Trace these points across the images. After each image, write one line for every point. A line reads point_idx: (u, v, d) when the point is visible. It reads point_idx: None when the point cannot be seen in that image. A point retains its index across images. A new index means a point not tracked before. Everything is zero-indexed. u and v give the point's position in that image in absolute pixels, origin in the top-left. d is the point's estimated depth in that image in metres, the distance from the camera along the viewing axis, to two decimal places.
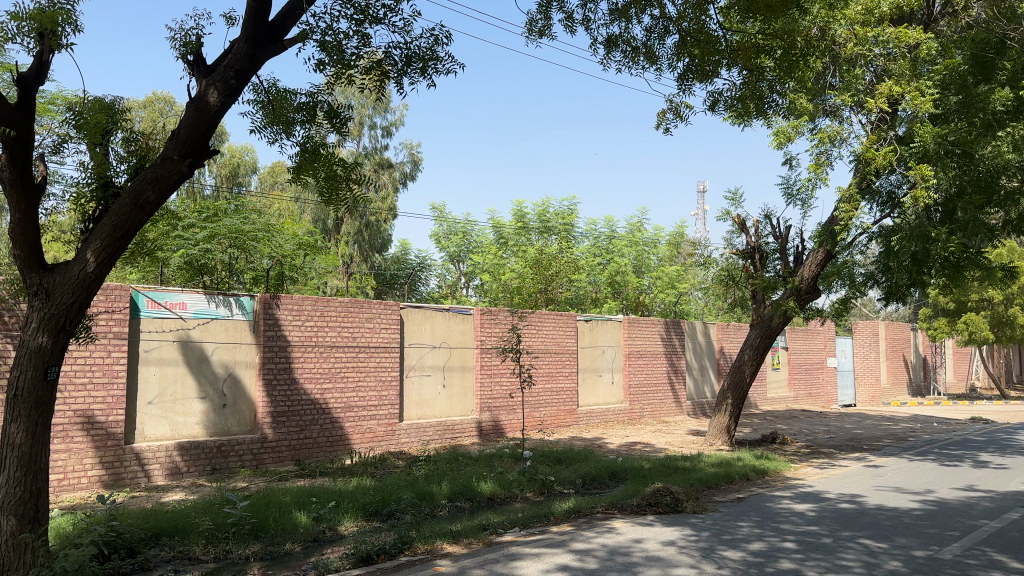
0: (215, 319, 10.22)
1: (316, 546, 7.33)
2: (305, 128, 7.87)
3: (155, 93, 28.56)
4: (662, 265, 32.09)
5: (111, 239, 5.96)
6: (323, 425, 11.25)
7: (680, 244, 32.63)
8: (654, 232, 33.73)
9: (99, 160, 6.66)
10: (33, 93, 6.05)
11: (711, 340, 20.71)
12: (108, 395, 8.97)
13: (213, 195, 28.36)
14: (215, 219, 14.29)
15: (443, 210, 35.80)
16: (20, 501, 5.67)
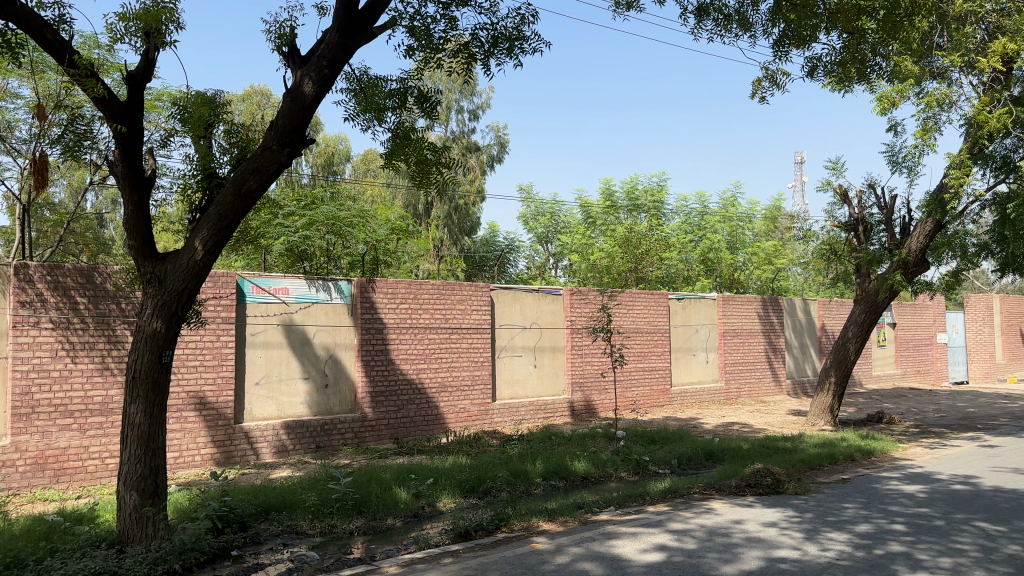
0: (316, 303, 10.56)
1: (416, 522, 7.53)
2: (396, 114, 7.98)
3: (252, 86, 29.60)
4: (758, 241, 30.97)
5: (218, 228, 6.25)
6: (419, 404, 11.50)
7: (776, 218, 31.59)
8: (748, 207, 32.65)
9: (203, 152, 6.96)
10: (141, 90, 6.38)
11: (812, 317, 20.07)
12: (219, 376, 9.40)
13: (310, 183, 29.19)
14: (312, 207, 14.62)
15: (530, 192, 35.73)
16: (141, 477, 6.05)
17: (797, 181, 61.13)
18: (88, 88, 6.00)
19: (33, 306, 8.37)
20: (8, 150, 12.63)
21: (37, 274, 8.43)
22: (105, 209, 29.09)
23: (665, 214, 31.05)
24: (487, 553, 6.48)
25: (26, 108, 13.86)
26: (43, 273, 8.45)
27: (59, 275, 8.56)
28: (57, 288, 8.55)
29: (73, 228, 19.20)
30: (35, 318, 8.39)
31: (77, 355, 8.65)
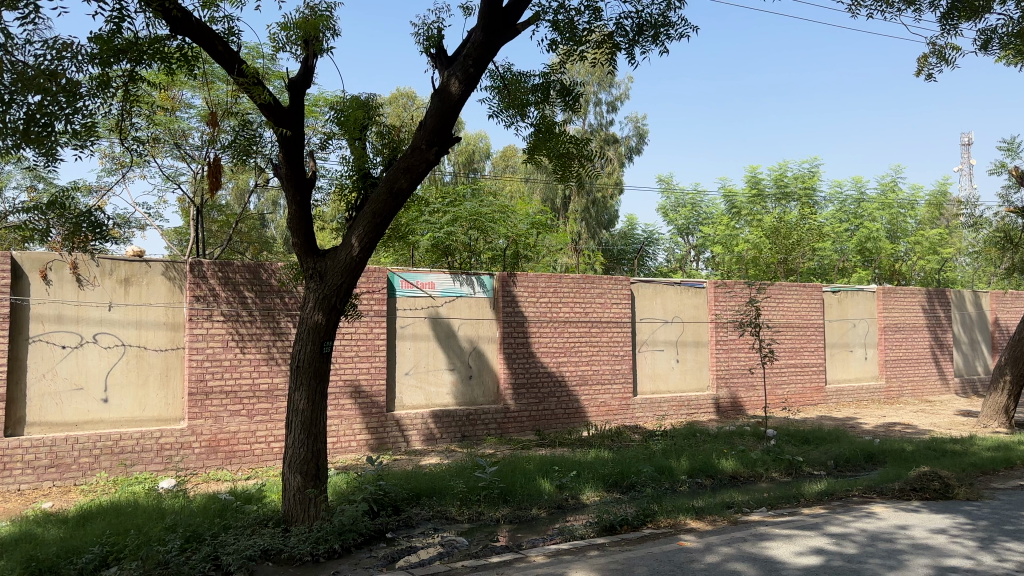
0: (460, 296, 10.87)
1: (561, 513, 7.61)
2: (538, 109, 8.08)
3: (398, 89, 30.80)
4: (923, 230, 28.35)
5: (372, 225, 6.54)
6: (560, 397, 11.59)
7: (942, 204, 29.40)
8: (910, 193, 30.52)
9: (358, 153, 7.30)
10: (301, 96, 6.76)
11: (984, 311, 18.62)
12: (371, 366, 9.86)
13: (452, 181, 30.04)
14: (456, 204, 15.01)
15: (670, 183, 35.12)
16: (304, 461, 6.45)
17: (964, 163, 56.37)
18: (255, 95, 6.40)
19: (206, 300, 9.09)
20: (184, 156, 13.74)
21: (210, 270, 9.14)
22: (266, 210, 31.17)
23: (818, 201, 29.71)
24: (634, 548, 6.45)
25: (200, 117, 15.05)
26: (214, 270, 9.16)
27: (229, 271, 9.25)
28: (228, 283, 9.25)
29: (241, 228, 20.70)
30: (208, 311, 9.10)
31: (245, 345, 9.31)
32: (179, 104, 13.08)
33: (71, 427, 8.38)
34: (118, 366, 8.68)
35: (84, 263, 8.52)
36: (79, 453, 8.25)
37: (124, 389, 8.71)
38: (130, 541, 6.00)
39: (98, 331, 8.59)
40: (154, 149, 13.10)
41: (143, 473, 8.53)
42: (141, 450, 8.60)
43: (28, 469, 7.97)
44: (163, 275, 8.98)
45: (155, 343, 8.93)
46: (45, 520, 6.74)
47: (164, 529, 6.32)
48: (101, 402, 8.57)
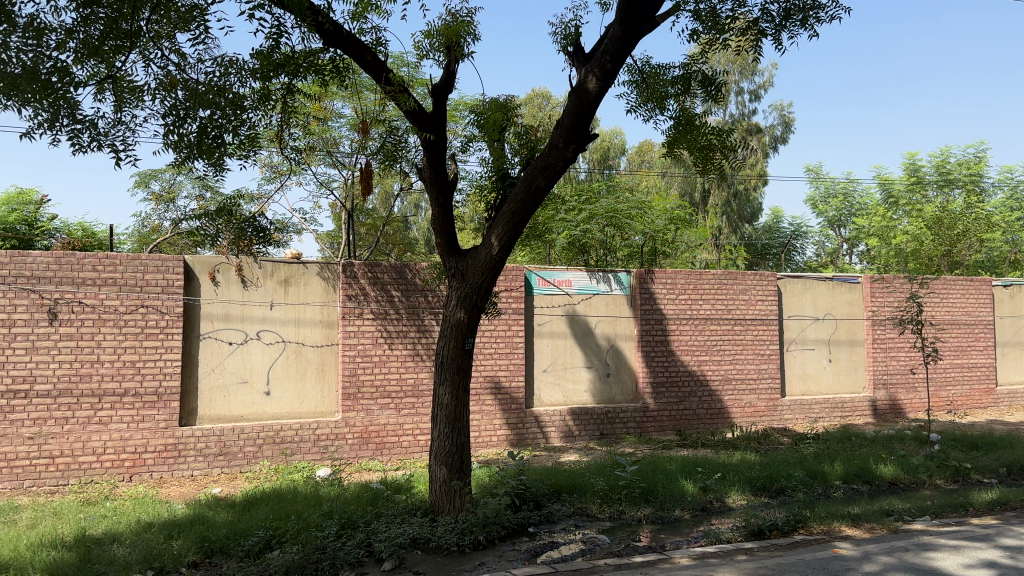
0: (598, 294, 10.83)
1: (705, 515, 7.42)
2: (677, 101, 7.93)
3: (533, 89, 31.15)
4: None
5: (511, 225, 6.63)
6: (702, 397, 11.31)
7: None
8: None
9: (497, 154, 7.42)
10: (444, 100, 6.93)
11: None
12: (510, 363, 10.04)
13: (587, 179, 30.00)
14: (592, 201, 15.04)
15: (819, 173, 33.57)
16: (449, 454, 6.62)
17: None
18: (402, 102, 6.58)
19: (357, 298, 9.54)
20: (335, 163, 14.51)
21: (360, 271, 9.59)
22: (409, 212, 32.39)
23: (986, 188, 27.44)
24: (784, 554, 6.20)
25: (349, 125, 15.82)
26: (364, 270, 9.60)
27: (377, 271, 9.66)
28: (376, 283, 9.65)
29: (387, 230, 21.63)
30: (359, 309, 9.55)
31: (393, 342, 9.69)
32: (331, 113, 13.81)
33: (238, 418, 9.02)
34: (278, 361, 9.26)
35: (248, 265, 9.14)
36: (244, 443, 8.87)
37: (284, 382, 9.28)
38: (291, 526, 6.40)
39: (261, 328, 9.20)
40: (308, 157, 13.90)
41: (301, 462, 9.08)
42: (299, 441, 9.14)
43: (200, 456, 8.66)
44: (318, 276, 9.49)
45: (312, 340, 9.46)
46: (216, 504, 7.29)
47: (322, 515, 6.68)
48: (264, 395, 9.18)
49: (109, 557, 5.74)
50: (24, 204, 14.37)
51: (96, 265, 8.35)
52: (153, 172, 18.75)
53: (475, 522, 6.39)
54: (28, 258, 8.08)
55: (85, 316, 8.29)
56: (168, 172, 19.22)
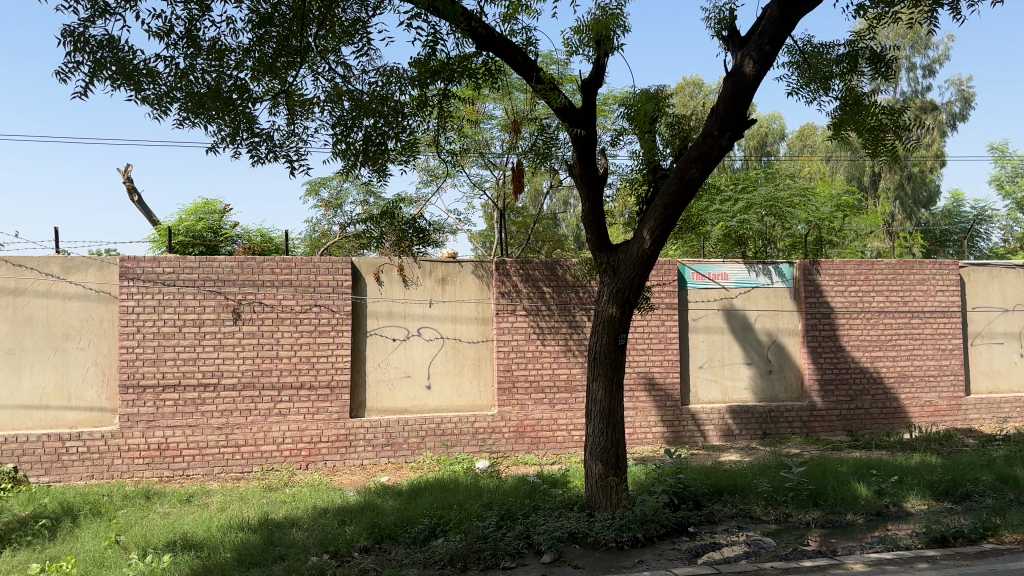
0: (757, 287, 10.41)
1: (881, 521, 6.93)
2: (843, 81, 7.46)
3: (684, 78, 30.41)
4: None
5: (664, 217, 6.49)
6: (875, 395, 10.60)
7: None
8: None
9: (649, 146, 7.29)
10: (594, 95, 6.87)
11: None
12: (665, 359, 9.86)
13: (743, 167, 28.90)
14: (749, 190, 14.60)
15: (1006, 150, 30.53)
16: (605, 450, 6.59)
17: None
18: (552, 99, 6.60)
19: (510, 295, 9.71)
20: (487, 163, 14.85)
21: (512, 268, 9.74)
22: (560, 209, 32.58)
23: None
24: (973, 564, 5.69)
25: (500, 126, 16.14)
26: (517, 267, 9.75)
27: (529, 268, 9.77)
28: (528, 280, 9.78)
29: (538, 227, 21.88)
30: (512, 306, 9.72)
31: (546, 338, 9.77)
32: (482, 115, 14.15)
33: (402, 411, 9.45)
34: (437, 357, 9.60)
35: (408, 265, 9.53)
36: (408, 434, 9.30)
37: (443, 377, 9.61)
38: (454, 516, 6.61)
39: (421, 325, 9.58)
40: (462, 159, 14.30)
41: (461, 454, 9.39)
42: (459, 433, 9.45)
43: (368, 446, 9.17)
44: (473, 274, 9.74)
45: (469, 336, 9.73)
46: (384, 492, 7.68)
47: (482, 506, 6.85)
48: (425, 389, 9.55)
49: (290, 539, 6.18)
50: (210, 212, 15.71)
51: (273, 269, 9.02)
52: (321, 179, 19.99)
53: (633, 519, 6.32)
54: (215, 263, 8.85)
55: (264, 316, 8.97)
56: (334, 179, 20.41)
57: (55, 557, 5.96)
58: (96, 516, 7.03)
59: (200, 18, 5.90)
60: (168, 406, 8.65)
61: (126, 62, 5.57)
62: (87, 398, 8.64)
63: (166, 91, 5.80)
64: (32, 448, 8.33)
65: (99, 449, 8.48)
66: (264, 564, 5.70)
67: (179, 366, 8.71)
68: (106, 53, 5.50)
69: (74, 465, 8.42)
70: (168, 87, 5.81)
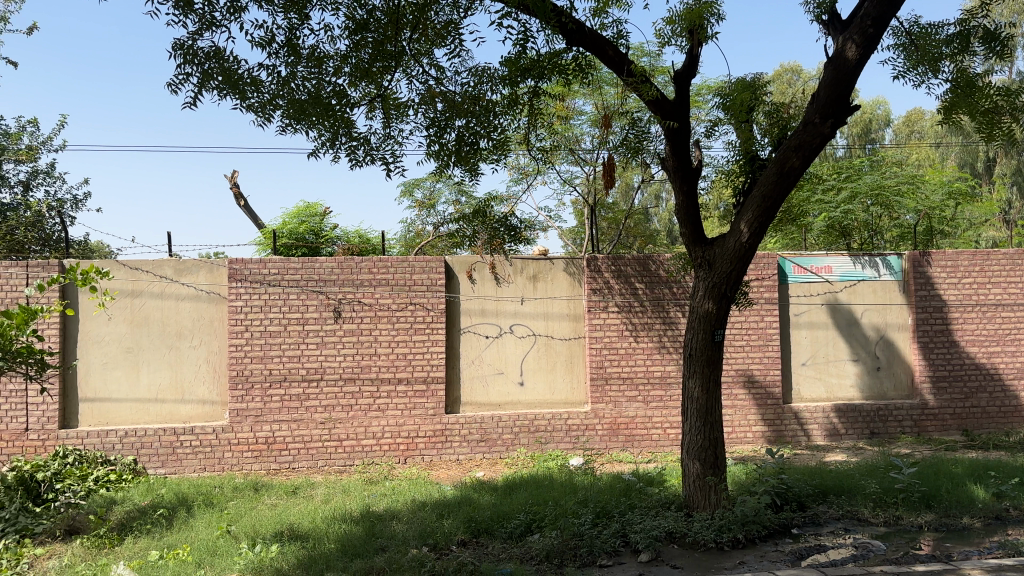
0: (862, 280, 9.96)
1: (1002, 526, 6.51)
2: (954, 62, 7.04)
3: (781, 66, 29.43)
4: None
5: (762, 209, 6.28)
6: (993, 393, 9.99)
7: None
8: None
9: (745, 136, 7.07)
10: (687, 86, 6.71)
11: None
12: (765, 356, 9.58)
13: (846, 156, 27.73)
14: (855, 178, 14.01)
15: None
16: (702, 448, 6.45)
17: None
18: (644, 92, 6.47)
19: (602, 292, 9.63)
20: (577, 160, 14.80)
21: (605, 264, 9.67)
22: (652, 203, 32.12)
23: None
24: None
25: (591, 122, 16.04)
26: (608, 264, 9.66)
27: (621, 264, 9.67)
28: (621, 276, 9.67)
29: (630, 223, 21.66)
30: (605, 303, 9.64)
31: (639, 334, 9.65)
32: (573, 111, 14.11)
33: (496, 407, 9.54)
34: (530, 354, 9.63)
35: (500, 262, 9.60)
36: (502, 431, 9.39)
37: (536, 374, 9.64)
38: (550, 512, 6.62)
39: (513, 322, 9.64)
40: (553, 156, 14.29)
41: (555, 451, 9.41)
42: (552, 430, 9.47)
43: (464, 442, 9.31)
44: (565, 270, 9.72)
45: (561, 333, 9.71)
46: (480, 487, 7.77)
47: (577, 503, 6.84)
48: (518, 385, 9.60)
49: (390, 532, 6.34)
50: (311, 216, 16.20)
51: (370, 268, 9.26)
52: (415, 180, 20.39)
53: (732, 518, 6.16)
54: (316, 264, 9.16)
55: (363, 314, 9.23)
56: (428, 179, 20.78)
57: (172, 544, 6.32)
58: (210, 507, 7.41)
59: (300, 27, 6.10)
60: (274, 401, 9.03)
61: (232, 72, 5.82)
62: (200, 393, 9.11)
63: (269, 99, 6.04)
64: (151, 440, 8.85)
65: (211, 442, 8.93)
66: (366, 555, 5.87)
67: (284, 363, 9.07)
68: (214, 64, 5.76)
69: (189, 457, 8.90)
70: (270, 95, 6.04)
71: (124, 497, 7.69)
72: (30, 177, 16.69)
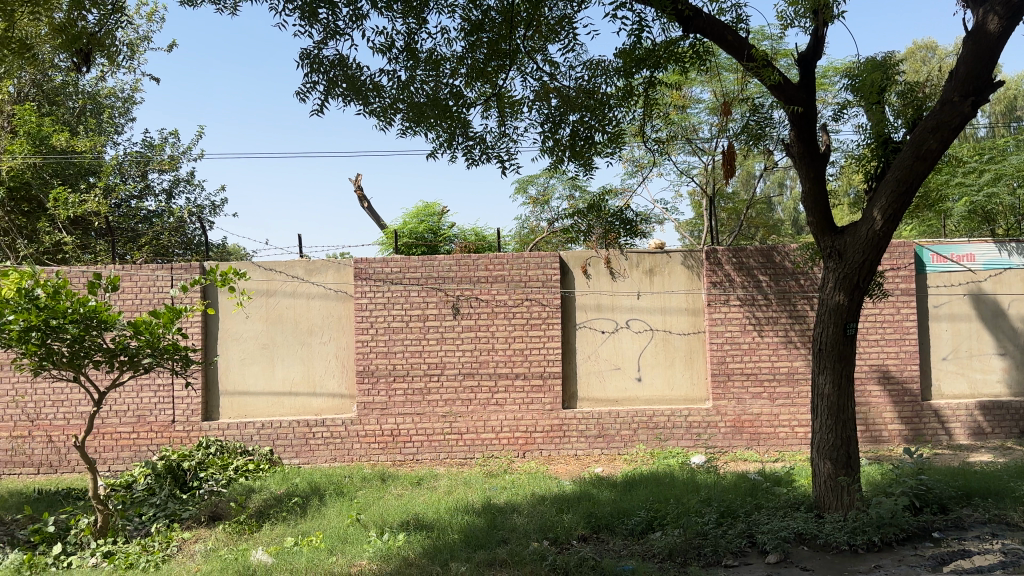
0: (1010, 268, 9.22)
1: None
2: None
3: (914, 42, 27.69)
4: None
5: (896, 195, 5.92)
6: None
7: None
8: None
9: (877, 119, 6.69)
10: (812, 69, 6.41)
11: None
12: (901, 350, 9.05)
13: (990, 135, 25.74)
14: (999, 159, 13.05)
15: None
16: (833, 447, 6.17)
17: None
18: (765, 77, 6.19)
19: (723, 285, 9.37)
20: (695, 150, 14.46)
21: (725, 257, 9.40)
22: (773, 192, 30.98)
23: None
24: None
25: (708, 110, 15.64)
26: (729, 256, 9.38)
27: (743, 256, 9.37)
28: (743, 268, 9.37)
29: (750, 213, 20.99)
30: (726, 296, 9.37)
31: (763, 328, 9.33)
32: (689, 100, 13.81)
33: (614, 402, 9.49)
34: (647, 349, 9.51)
35: (615, 257, 9.52)
36: (620, 426, 9.34)
37: (655, 369, 9.51)
38: (671, 509, 6.52)
39: (630, 317, 9.54)
40: (669, 147, 14.04)
41: (676, 448, 9.26)
42: (672, 426, 9.32)
43: (582, 437, 9.32)
44: (682, 264, 9.53)
45: (679, 327, 9.53)
46: (600, 483, 7.75)
47: (700, 501, 6.70)
48: (636, 381, 9.51)
49: (512, 525, 6.44)
50: (429, 215, 16.60)
51: (487, 265, 9.41)
52: (529, 177, 20.56)
53: (867, 520, 5.86)
54: (435, 261, 9.40)
55: (481, 310, 9.39)
56: (542, 175, 20.88)
57: (307, 531, 6.67)
58: (340, 496, 7.76)
59: (417, 31, 6.26)
60: (398, 395, 9.34)
61: (356, 79, 6.06)
62: (330, 387, 9.55)
63: (390, 103, 6.24)
64: (285, 431, 9.36)
65: (341, 434, 9.35)
66: (488, 546, 5.98)
67: (406, 358, 9.37)
68: (339, 72, 6.01)
69: (321, 447, 9.36)
70: (391, 99, 6.24)
71: (262, 485, 8.17)
72: (174, 186, 18.01)
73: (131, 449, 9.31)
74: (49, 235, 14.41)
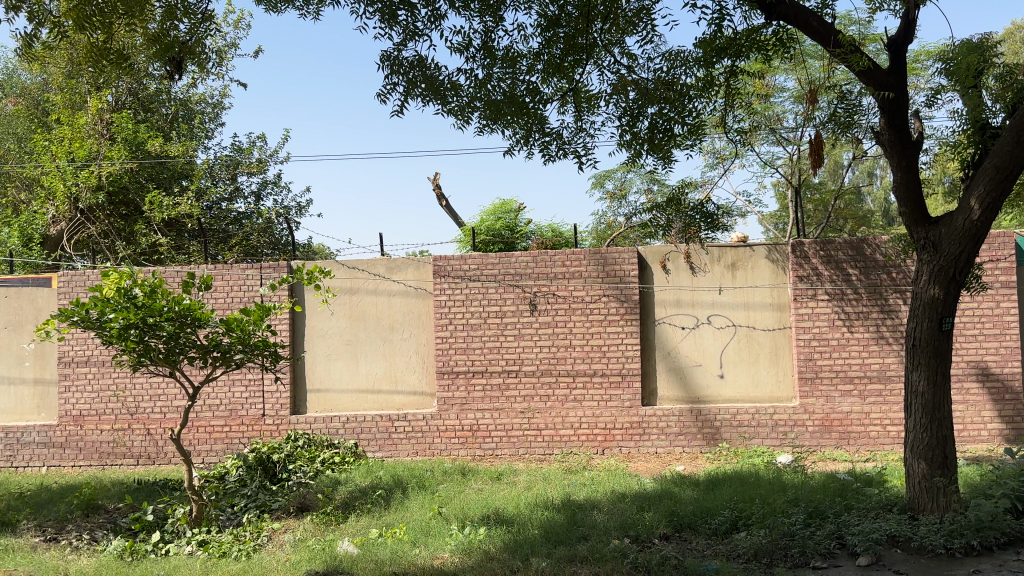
0: None
1: None
2: None
3: (1015, 21, 26.17)
4: None
5: (995, 182, 5.58)
6: None
7: None
8: None
9: (973, 103, 6.33)
10: (903, 54, 6.11)
11: None
12: (1002, 346, 8.56)
13: None
14: None
15: None
16: (928, 446, 5.89)
17: None
18: (853, 63, 5.97)
19: (810, 279, 9.06)
20: (779, 140, 14.04)
21: (812, 249, 9.08)
22: (862, 182, 29.83)
23: None
24: None
25: (793, 99, 15.16)
26: (816, 249, 9.06)
27: (831, 249, 9.03)
28: (831, 262, 9.04)
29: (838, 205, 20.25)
30: (813, 291, 9.06)
31: (853, 324, 8.98)
32: (773, 89, 13.42)
33: (695, 400, 9.31)
34: (730, 346, 9.29)
35: (696, 252, 9.33)
36: (703, 424, 9.16)
37: (738, 366, 9.27)
38: (757, 509, 6.36)
39: (711, 313, 9.33)
40: (752, 137, 13.68)
41: (761, 447, 9.03)
42: (756, 425, 9.08)
43: (662, 435, 9.18)
44: (766, 258, 9.26)
45: (764, 323, 9.26)
46: (682, 481, 7.62)
47: (787, 501, 6.50)
48: (718, 378, 9.30)
49: (592, 521, 6.40)
50: (506, 212, 16.70)
51: (565, 261, 9.37)
52: (606, 171, 20.39)
53: (965, 523, 5.56)
54: (512, 258, 9.43)
55: (558, 306, 9.37)
56: (620, 170, 20.67)
57: (391, 524, 6.80)
58: (422, 489, 7.88)
59: (494, 28, 6.29)
60: (477, 391, 9.43)
61: (434, 79, 6.12)
62: (411, 382, 9.72)
63: (468, 101, 6.28)
64: (368, 425, 9.58)
65: (422, 429, 9.49)
66: (569, 543, 5.96)
67: (485, 354, 9.43)
68: (418, 72, 6.09)
69: (402, 442, 9.53)
70: (469, 98, 6.28)
71: (347, 478, 8.38)
72: (262, 188, 18.65)
73: (224, 442, 9.70)
74: (146, 237, 15.16)
